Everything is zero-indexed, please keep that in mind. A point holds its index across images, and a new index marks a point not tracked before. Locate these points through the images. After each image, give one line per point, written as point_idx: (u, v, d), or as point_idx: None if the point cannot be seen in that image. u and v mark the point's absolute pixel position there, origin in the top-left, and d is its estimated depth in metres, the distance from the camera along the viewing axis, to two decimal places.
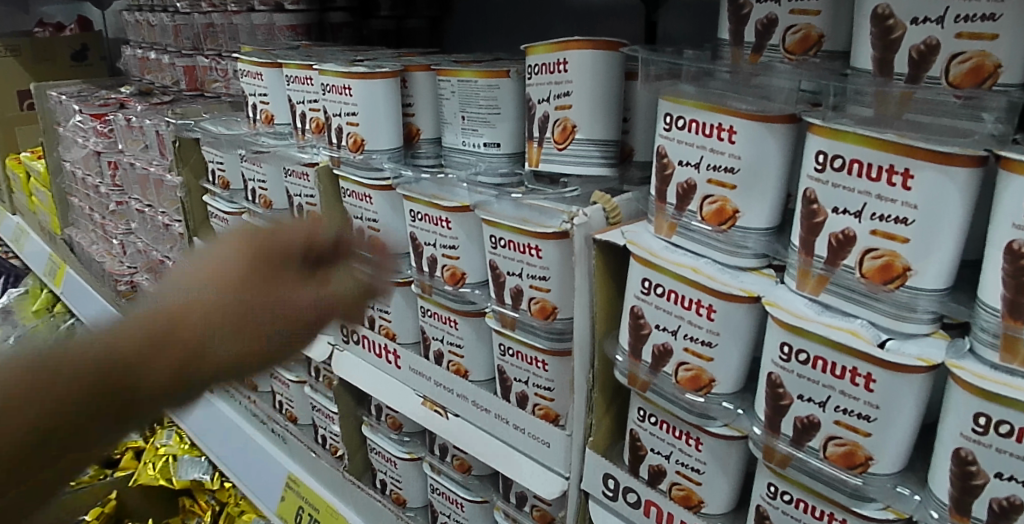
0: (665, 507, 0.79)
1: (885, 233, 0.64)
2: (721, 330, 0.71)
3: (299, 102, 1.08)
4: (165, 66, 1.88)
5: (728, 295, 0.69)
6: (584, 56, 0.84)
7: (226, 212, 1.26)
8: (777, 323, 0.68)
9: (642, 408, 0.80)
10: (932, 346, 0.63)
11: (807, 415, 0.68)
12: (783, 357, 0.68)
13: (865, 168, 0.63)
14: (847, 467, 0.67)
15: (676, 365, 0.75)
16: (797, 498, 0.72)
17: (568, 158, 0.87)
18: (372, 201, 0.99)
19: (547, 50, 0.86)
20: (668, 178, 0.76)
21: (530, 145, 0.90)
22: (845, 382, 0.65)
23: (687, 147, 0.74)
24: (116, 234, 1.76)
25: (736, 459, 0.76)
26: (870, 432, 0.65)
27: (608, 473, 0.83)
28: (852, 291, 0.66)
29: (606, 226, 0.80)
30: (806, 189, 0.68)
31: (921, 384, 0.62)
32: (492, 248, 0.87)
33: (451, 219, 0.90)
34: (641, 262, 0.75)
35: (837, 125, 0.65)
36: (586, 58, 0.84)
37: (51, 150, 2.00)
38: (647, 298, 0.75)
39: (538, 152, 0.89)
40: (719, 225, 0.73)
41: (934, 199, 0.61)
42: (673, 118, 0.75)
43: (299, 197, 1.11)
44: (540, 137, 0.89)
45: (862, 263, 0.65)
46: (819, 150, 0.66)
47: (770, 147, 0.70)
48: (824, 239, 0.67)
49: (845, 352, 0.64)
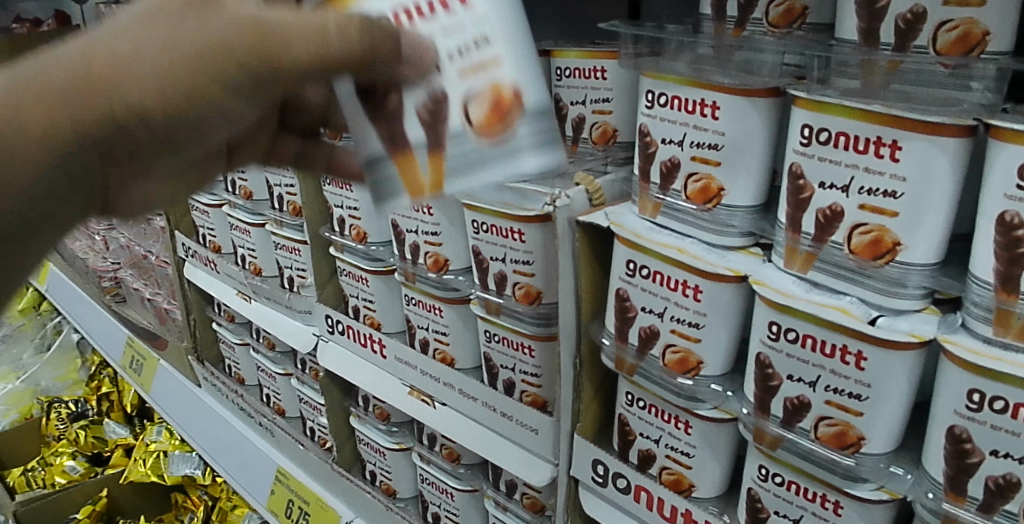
0: (655, 493, 0.78)
1: (873, 208, 0.62)
2: (708, 311, 0.69)
3: None
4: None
5: (715, 274, 0.68)
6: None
7: (207, 204, 1.24)
8: (764, 302, 0.66)
9: (630, 392, 0.78)
10: (924, 321, 0.62)
11: (797, 395, 0.66)
12: (771, 336, 0.67)
13: (852, 141, 0.62)
14: (838, 448, 0.65)
15: (663, 347, 0.73)
16: (789, 480, 0.70)
17: (467, 161, 0.49)
18: (352, 189, 0.96)
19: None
20: (652, 157, 0.74)
21: (409, 158, 0.51)
22: (835, 361, 0.63)
23: (671, 124, 0.72)
24: (98, 229, 1.67)
25: (727, 442, 0.74)
26: (862, 411, 0.63)
27: (597, 459, 0.81)
28: (840, 268, 0.65)
29: (589, 208, 0.78)
30: (792, 164, 0.67)
31: (912, 361, 0.61)
32: (474, 233, 0.84)
33: (432, 205, 0.87)
34: (624, 243, 0.73)
35: (822, 97, 0.63)
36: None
37: None
38: (632, 280, 0.73)
39: (435, 174, 0.50)
40: (704, 204, 0.71)
41: (923, 171, 0.59)
42: (655, 95, 0.73)
43: (279, 186, 1.09)
44: (422, 140, 0.50)
45: (850, 239, 0.64)
46: (805, 124, 0.65)
47: (754, 122, 0.68)
48: (811, 215, 0.66)
49: (835, 329, 0.62)
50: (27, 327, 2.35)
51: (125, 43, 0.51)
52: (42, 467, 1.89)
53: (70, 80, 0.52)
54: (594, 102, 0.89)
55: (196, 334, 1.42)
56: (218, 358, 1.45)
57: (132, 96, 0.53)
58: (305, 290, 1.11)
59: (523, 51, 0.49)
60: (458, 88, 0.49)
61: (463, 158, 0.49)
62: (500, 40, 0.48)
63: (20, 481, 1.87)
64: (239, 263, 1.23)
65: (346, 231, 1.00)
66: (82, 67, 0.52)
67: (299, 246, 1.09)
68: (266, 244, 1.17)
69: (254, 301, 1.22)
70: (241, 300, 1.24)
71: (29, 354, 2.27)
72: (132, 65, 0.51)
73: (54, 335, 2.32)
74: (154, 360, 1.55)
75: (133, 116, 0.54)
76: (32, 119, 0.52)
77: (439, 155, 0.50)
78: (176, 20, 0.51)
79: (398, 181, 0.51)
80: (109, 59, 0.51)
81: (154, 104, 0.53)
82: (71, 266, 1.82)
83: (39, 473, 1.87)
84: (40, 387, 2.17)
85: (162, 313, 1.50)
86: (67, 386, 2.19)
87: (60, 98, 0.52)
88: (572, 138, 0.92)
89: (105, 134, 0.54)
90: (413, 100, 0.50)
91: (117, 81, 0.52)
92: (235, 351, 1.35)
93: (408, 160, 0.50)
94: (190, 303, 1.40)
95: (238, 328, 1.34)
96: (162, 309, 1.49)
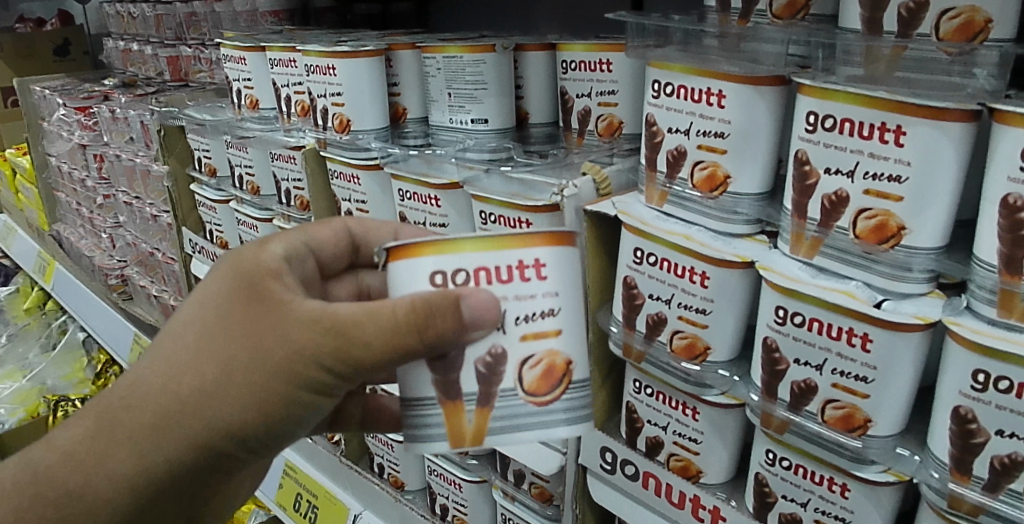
0: (663, 479, 0.79)
1: (878, 192, 0.63)
2: (715, 297, 0.70)
3: (283, 85, 1.05)
4: (135, 53, 1.73)
5: (721, 261, 0.69)
6: (555, 260, 0.57)
7: (214, 200, 1.25)
8: (771, 287, 0.67)
9: (638, 380, 0.79)
10: (929, 304, 0.63)
11: (804, 379, 0.67)
12: (778, 321, 0.68)
13: (857, 127, 0.63)
14: (845, 430, 0.66)
15: (671, 334, 0.74)
16: (796, 464, 0.71)
17: (514, 416, 0.58)
18: (360, 182, 0.97)
19: (485, 245, 0.55)
20: (658, 146, 0.75)
21: (456, 406, 0.58)
22: (842, 344, 0.64)
23: (677, 113, 0.73)
24: (104, 227, 1.68)
25: (733, 427, 0.75)
26: (868, 394, 0.64)
27: (606, 446, 0.82)
28: (846, 253, 0.66)
29: (597, 197, 0.79)
30: (798, 151, 0.68)
31: (918, 343, 0.62)
32: (481, 224, 0.85)
33: (440, 197, 0.88)
34: (632, 231, 0.74)
35: (826, 84, 0.64)
36: (556, 267, 0.57)
37: (35, 146, 1.84)
38: (640, 268, 0.74)
39: (479, 425, 0.58)
40: (710, 192, 0.72)
41: (927, 155, 0.60)
42: (661, 85, 0.74)
43: (287, 181, 1.10)
44: (473, 394, 0.58)
45: (855, 225, 0.65)
46: (810, 111, 0.66)
47: (760, 110, 0.69)
48: (816, 200, 0.67)
49: (841, 313, 0.63)
50: (32, 327, 2.37)
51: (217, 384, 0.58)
52: None
53: (166, 414, 0.60)
54: (599, 95, 0.90)
55: None
56: None
57: (221, 419, 0.59)
58: None
59: (574, 322, 0.59)
60: (518, 346, 0.57)
61: (509, 413, 0.58)
62: (560, 316, 0.58)
63: None
64: None
65: None
66: (179, 398, 0.59)
67: None
68: None
69: None
70: None
71: (34, 354, 2.28)
72: (228, 383, 0.58)
73: (59, 335, 2.33)
74: None
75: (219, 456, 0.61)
76: (141, 428, 0.60)
77: (485, 409, 0.58)
78: (254, 336, 0.58)
79: (442, 429, 0.59)
80: (200, 385, 0.59)
81: (241, 427, 0.59)
82: (77, 264, 1.82)
83: None
84: (47, 386, 2.17)
85: (168, 310, 1.51)
86: (73, 384, 2.19)
87: (158, 428, 0.60)
88: (578, 131, 0.93)
89: (198, 464, 0.62)
90: (472, 356, 0.57)
91: (209, 394, 0.59)
92: None
93: (455, 407, 0.58)
94: None
95: None
96: (169, 306, 1.50)
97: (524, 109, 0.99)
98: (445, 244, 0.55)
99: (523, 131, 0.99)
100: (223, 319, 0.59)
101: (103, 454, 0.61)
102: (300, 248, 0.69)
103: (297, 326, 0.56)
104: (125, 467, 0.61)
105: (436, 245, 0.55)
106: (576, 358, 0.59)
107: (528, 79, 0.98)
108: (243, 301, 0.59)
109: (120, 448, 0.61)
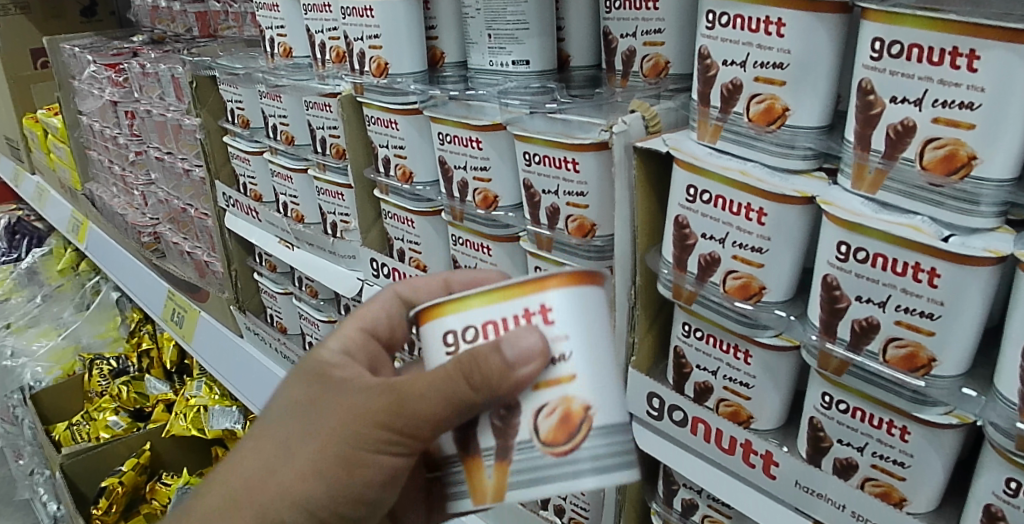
0: (713, 424, 0.77)
1: (948, 121, 0.60)
2: (772, 235, 0.68)
3: (317, 31, 1.03)
4: (162, 10, 1.72)
5: (780, 196, 0.66)
6: (562, 299, 0.59)
7: (248, 151, 1.24)
8: (832, 222, 0.65)
9: (687, 323, 0.78)
10: (999, 239, 0.60)
11: (866, 317, 0.65)
12: (839, 257, 0.65)
13: (925, 53, 0.60)
14: (908, 370, 0.64)
15: (725, 274, 0.72)
16: (854, 407, 0.69)
17: (535, 468, 0.59)
18: (397, 126, 0.95)
19: (489, 300, 0.58)
20: (712, 80, 0.72)
21: (477, 460, 0.61)
22: (907, 280, 0.61)
23: (732, 44, 0.70)
24: (136, 185, 1.68)
25: (787, 370, 0.74)
26: (934, 331, 0.62)
27: (653, 392, 0.81)
28: (912, 186, 0.63)
29: (645, 135, 0.76)
30: (862, 80, 0.65)
31: (989, 276, 0.59)
32: (526, 165, 0.83)
33: (482, 139, 0.86)
34: (684, 167, 0.71)
35: (893, 7, 0.61)
36: (568, 306, 0.59)
37: (66, 103, 1.84)
38: (693, 206, 0.72)
39: (499, 480, 0.60)
40: (767, 126, 0.70)
41: (1003, 80, 0.57)
42: (716, 15, 0.70)
43: (322, 129, 1.08)
44: (491, 448, 0.60)
45: (922, 156, 0.62)
46: (876, 37, 0.63)
47: (821, 38, 0.66)
48: (881, 131, 0.64)
49: (908, 247, 0.61)
50: (66, 288, 2.41)
51: (313, 406, 0.66)
52: (85, 421, 1.90)
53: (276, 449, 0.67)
54: (645, 34, 0.87)
55: (238, 284, 1.42)
56: (260, 308, 1.44)
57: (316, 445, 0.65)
58: (349, 235, 1.10)
59: (592, 364, 0.59)
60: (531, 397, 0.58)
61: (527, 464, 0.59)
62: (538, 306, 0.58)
63: (64, 435, 1.89)
64: (281, 210, 1.23)
65: (392, 171, 0.99)
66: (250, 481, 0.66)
67: (342, 190, 1.09)
68: (307, 189, 1.17)
69: (296, 249, 1.21)
70: (283, 247, 1.24)
71: (69, 313, 2.32)
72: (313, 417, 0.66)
73: (92, 295, 2.36)
74: (195, 312, 1.53)
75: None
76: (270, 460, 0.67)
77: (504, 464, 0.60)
78: (310, 415, 0.65)
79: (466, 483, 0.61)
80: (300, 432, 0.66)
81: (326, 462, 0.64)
82: (110, 222, 1.84)
83: (83, 427, 1.88)
84: (82, 344, 2.20)
85: (202, 265, 1.52)
86: (107, 343, 2.20)
87: (220, 510, 0.67)
88: (622, 72, 0.90)
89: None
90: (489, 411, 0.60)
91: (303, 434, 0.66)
92: (277, 300, 1.35)
93: (475, 462, 0.61)
94: (230, 254, 1.40)
95: (279, 278, 1.34)
96: (203, 262, 1.51)
97: (565, 51, 0.96)
98: (458, 304, 0.59)
99: (564, 74, 0.97)
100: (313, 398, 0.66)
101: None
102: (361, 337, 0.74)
103: (359, 391, 0.64)
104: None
105: (448, 306, 0.59)
106: (597, 401, 0.59)
107: (569, 20, 0.95)
108: (311, 385, 0.67)
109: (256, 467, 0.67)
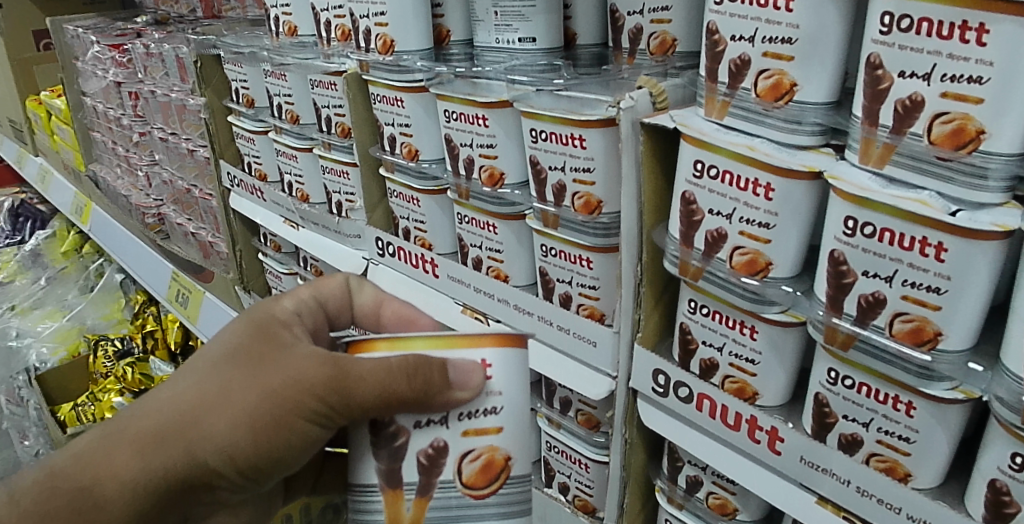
0: (719, 400, 0.77)
1: (956, 95, 0.60)
2: (780, 210, 0.68)
3: (322, 9, 1.02)
4: None
5: (788, 171, 0.66)
6: (500, 358, 0.63)
7: (253, 131, 1.24)
8: (840, 196, 0.65)
9: (693, 299, 0.78)
10: (1006, 214, 0.60)
11: (873, 292, 0.65)
12: (847, 232, 0.65)
13: (935, 27, 0.59)
14: (914, 344, 0.64)
15: (731, 250, 0.72)
16: (859, 382, 0.69)
17: (452, 507, 0.63)
18: (403, 104, 0.95)
19: (434, 344, 0.62)
20: (720, 56, 0.72)
21: (394, 492, 0.63)
22: (914, 254, 0.62)
23: (741, 20, 0.69)
24: (140, 165, 1.68)
25: (793, 345, 0.74)
26: (940, 306, 0.62)
27: (659, 369, 0.81)
28: (920, 161, 0.63)
29: (653, 111, 0.75)
30: (870, 55, 0.64)
31: (995, 250, 0.59)
32: (532, 142, 0.83)
33: (488, 116, 0.86)
34: (691, 143, 0.71)
35: None
36: (504, 366, 0.63)
37: (70, 84, 1.84)
38: (700, 182, 0.72)
39: (416, 513, 0.63)
40: (775, 101, 0.69)
41: (1012, 54, 0.57)
42: None
43: (327, 108, 1.08)
44: (414, 483, 0.62)
45: (930, 130, 0.62)
46: (885, 11, 0.62)
47: (831, 12, 0.66)
48: (889, 106, 0.64)
49: (915, 221, 0.61)
50: (70, 270, 2.42)
51: (256, 356, 0.65)
52: (91, 402, 1.91)
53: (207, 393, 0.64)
54: (652, 11, 0.87)
55: (243, 265, 1.42)
56: (264, 288, 1.45)
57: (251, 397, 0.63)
58: (354, 214, 1.11)
59: (515, 420, 0.64)
60: (459, 440, 0.62)
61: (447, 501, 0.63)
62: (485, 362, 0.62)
63: (69, 415, 1.90)
64: (286, 189, 1.23)
65: (397, 149, 0.99)
66: (173, 418, 0.64)
67: (347, 169, 1.09)
68: (313, 168, 1.17)
69: (302, 229, 1.21)
70: (288, 227, 1.24)
71: (73, 295, 2.32)
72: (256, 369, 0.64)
73: (96, 278, 2.37)
74: (198, 293, 1.52)
75: (216, 473, 0.66)
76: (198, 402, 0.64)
77: (424, 498, 0.62)
78: (250, 368, 0.64)
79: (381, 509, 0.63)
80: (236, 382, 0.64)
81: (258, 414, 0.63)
82: (114, 204, 1.84)
83: (88, 408, 1.89)
84: (87, 326, 2.22)
85: (207, 246, 1.52)
86: (112, 325, 2.21)
87: (137, 442, 0.65)
88: (628, 50, 0.90)
89: (193, 476, 0.66)
90: (415, 448, 0.62)
91: (242, 385, 0.64)
92: (282, 281, 1.36)
93: (395, 493, 0.63)
94: (235, 234, 1.41)
95: (284, 258, 1.35)
96: (208, 243, 1.51)
97: (572, 29, 0.96)
98: (398, 340, 0.62)
99: (571, 52, 0.97)
100: (253, 348, 0.65)
101: (106, 455, 0.66)
102: (311, 303, 0.77)
103: (304, 356, 0.64)
104: (132, 473, 0.65)
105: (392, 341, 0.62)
106: (517, 454, 0.64)
107: None
108: (255, 336, 0.66)
109: (184, 403, 0.64)
